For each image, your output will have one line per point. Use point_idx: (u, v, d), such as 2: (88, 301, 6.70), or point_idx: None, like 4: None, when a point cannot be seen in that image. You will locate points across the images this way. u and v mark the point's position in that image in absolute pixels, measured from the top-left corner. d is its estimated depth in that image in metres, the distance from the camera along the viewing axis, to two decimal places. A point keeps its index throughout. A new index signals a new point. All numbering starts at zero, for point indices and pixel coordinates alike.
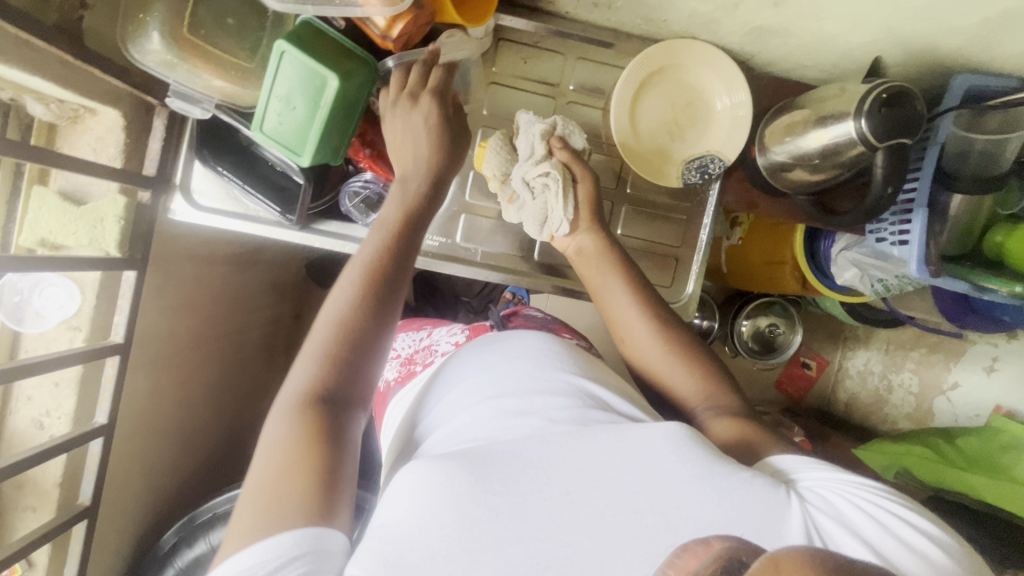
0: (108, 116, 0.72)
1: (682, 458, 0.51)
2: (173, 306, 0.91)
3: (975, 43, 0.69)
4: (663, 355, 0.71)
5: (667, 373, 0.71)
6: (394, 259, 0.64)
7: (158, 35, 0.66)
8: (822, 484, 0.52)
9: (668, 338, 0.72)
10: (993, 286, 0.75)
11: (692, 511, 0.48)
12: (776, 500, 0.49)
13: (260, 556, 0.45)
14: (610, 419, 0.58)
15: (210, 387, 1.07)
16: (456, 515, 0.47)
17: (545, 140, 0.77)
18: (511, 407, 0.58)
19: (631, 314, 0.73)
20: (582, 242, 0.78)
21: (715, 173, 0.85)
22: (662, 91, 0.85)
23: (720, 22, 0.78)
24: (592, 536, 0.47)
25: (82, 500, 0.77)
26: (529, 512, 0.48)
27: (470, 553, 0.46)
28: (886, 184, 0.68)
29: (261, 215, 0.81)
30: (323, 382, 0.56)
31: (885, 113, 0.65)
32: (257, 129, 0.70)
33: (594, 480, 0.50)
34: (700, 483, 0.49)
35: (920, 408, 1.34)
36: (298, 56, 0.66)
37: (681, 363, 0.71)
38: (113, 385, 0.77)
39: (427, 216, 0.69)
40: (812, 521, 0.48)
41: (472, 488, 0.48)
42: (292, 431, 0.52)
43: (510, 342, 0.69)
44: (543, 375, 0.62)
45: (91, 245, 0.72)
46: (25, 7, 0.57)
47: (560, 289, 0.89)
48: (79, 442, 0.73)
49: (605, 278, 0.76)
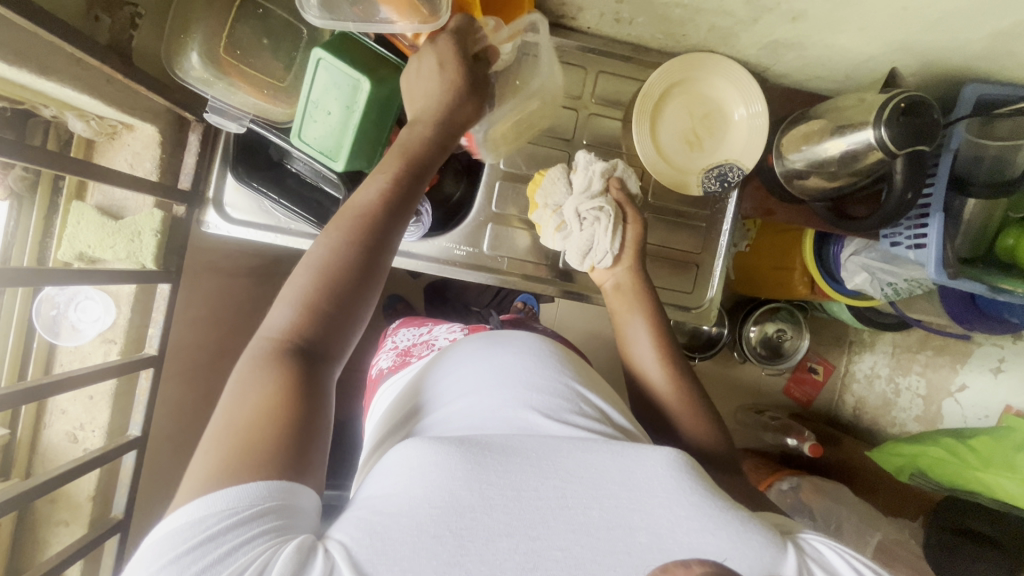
0: (146, 132, 0.73)
1: (683, 485, 0.52)
2: (196, 318, 0.92)
3: (985, 54, 0.72)
4: (674, 406, 0.72)
5: (676, 423, 0.71)
6: (392, 209, 0.60)
7: (197, 55, 0.68)
8: (821, 541, 0.55)
9: (683, 392, 0.72)
10: (1006, 287, 0.78)
11: (685, 537, 0.50)
12: (774, 546, 0.51)
13: (232, 501, 0.44)
14: (607, 432, 0.60)
15: None
16: (447, 500, 0.48)
17: (604, 177, 0.79)
18: (510, 401, 0.59)
19: (653, 358, 0.75)
20: (620, 277, 0.81)
21: (734, 181, 0.87)
22: (681, 101, 0.87)
23: (738, 36, 0.81)
24: (584, 544, 0.48)
25: (115, 513, 0.77)
26: (523, 509, 0.49)
27: (459, 540, 0.47)
28: (907, 190, 0.71)
29: (292, 227, 0.81)
30: (304, 331, 0.54)
31: (904, 121, 0.67)
32: (295, 138, 0.72)
33: (591, 489, 0.51)
34: (698, 511, 0.51)
35: (929, 411, 1.35)
36: (333, 63, 0.67)
37: (689, 417, 0.71)
38: (147, 398, 0.78)
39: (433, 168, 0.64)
40: (807, 567, 0.51)
41: (467, 476, 0.49)
42: (271, 377, 0.51)
43: (510, 337, 0.70)
44: (546, 373, 0.63)
45: (127, 258, 0.73)
46: (78, 26, 0.59)
47: (567, 294, 0.91)
48: (116, 455, 0.73)
49: (631, 317, 0.78)
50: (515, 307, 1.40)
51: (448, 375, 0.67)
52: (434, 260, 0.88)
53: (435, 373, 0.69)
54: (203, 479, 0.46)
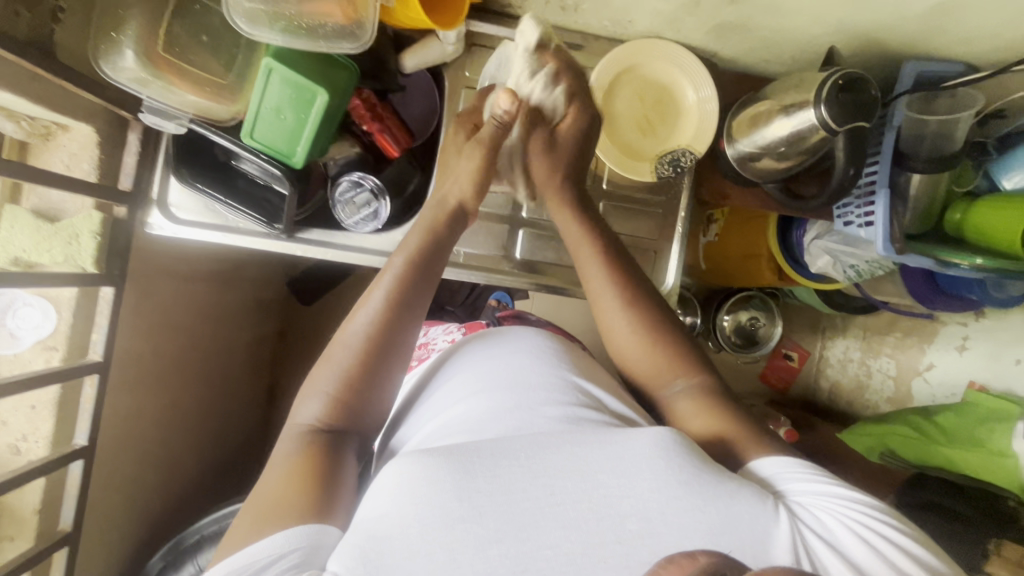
0: (82, 132, 0.71)
1: (673, 464, 0.52)
2: (154, 325, 0.89)
3: (920, 33, 0.73)
4: (637, 338, 0.71)
5: (639, 357, 0.71)
6: (410, 290, 0.68)
7: (131, 54, 0.63)
8: (808, 497, 0.54)
9: (641, 319, 0.72)
10: (954, 259, 0.79)
11: (675, 518, 0.49)
12: (764, 512, 0.51)
13: (252, 555, 0.49)
14: (603, 419, 0.61)
15: (192, 407, 1.05)
16: (438, 513, 0.48)
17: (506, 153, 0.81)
18: (512, 403, 0.61)
19: (608, 284, 0.73)
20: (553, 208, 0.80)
21: (687, 166, 0.87)
22: (632, 88, 0.88)
23: (683, 20, 0.81)
24: (574, 539, 0.48)
25: (62, 525, 0.75)
26: (512, 512, 0.49)
27: (450, 552, 0.47)
28: (849, 168, 0.72)
29: (242, 227, 0.81)
30: (331, 415, 0.63)
31: (841, 98, 0.69)
32: (247, 138, 0.71)
33: (580, 482, 0.51)
34: (686, 490, 0.50)
35: (900, 390, 1.38)
36: (284, 73, 0.66)
37: (656, 347, 0.71)
38: (93, 406, 0.75)
39: (445, 249, 0.74)
40: (799, 535, 0.50)
41: (456, 486, 0.50)
42: (296, 455, 0.59)
43: (507, 337, 0.72)
44: (538, 370, 0.66)
45: (65, 262, 0.70)
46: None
47: (542, 288, 0.91)
48: (60, 464, 0.71)
49: (580, 239, 0.76)
50: (490, 305, 1.40)
51: (450, 381, 0.69)
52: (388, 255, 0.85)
53: (438, 381, 0.71)
54: (237, 535, 0.52)
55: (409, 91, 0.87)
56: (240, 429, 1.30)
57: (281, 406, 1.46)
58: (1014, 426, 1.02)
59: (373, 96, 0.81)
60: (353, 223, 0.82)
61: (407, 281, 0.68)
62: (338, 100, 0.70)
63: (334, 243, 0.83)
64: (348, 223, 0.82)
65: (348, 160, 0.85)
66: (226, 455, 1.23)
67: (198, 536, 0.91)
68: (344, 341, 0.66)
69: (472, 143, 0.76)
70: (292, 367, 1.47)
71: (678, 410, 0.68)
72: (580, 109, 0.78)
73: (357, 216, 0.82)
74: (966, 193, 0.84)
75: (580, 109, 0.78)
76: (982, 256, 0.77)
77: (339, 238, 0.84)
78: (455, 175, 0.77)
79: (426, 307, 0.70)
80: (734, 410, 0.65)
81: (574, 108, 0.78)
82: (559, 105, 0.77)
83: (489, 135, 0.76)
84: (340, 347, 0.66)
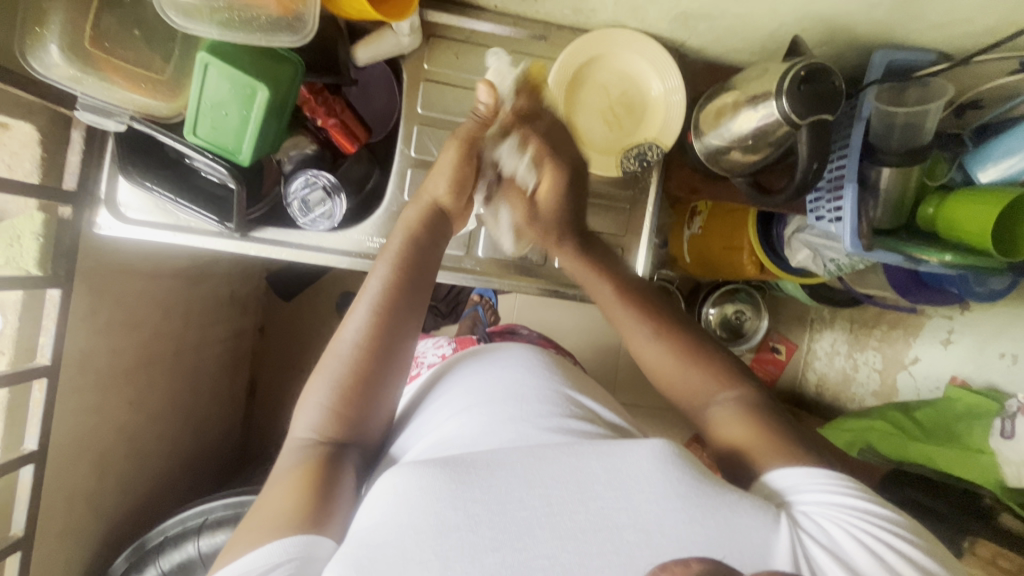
0: (22, 130, 0.69)
1: (669, 475, 0.51)
2: (115, 325, 0.88)
3: (890, 20, 0.70)
4: (677, 359, 0.71)
5: (676, 377, 0.70)
6: (403, 296, 0.66)
7: (56, 48, 0.60)
8: (812, 507, 0.53)
9: (678, 343, 0.72)
10: (925, 256, 0.77)
11: (673, 529, 0.48)
12: (766, 524, 0.49)
13: (247, 565, 0.49)
14: (595, 430, 0.60)
15: (159, 408, 1.03)
16: (433, 522, 0.47)
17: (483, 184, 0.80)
18: (509, 413, 0.59)
19: (631, 317, 0.75)
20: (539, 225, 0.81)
21: (653, 160, 0.85)
22: (596, 79, 0.86)
23: (646, 9, 0.78)
24: (571, 549, 0.47)
25: (15, 530, 0.74)
26: (508, 521, 0.47)
27: (444, 561, 0.45)
28: (812, 161, 0.69)
29: (195, 226, 0.79)
30: (327, 427, 0.61)
31: (803, 89, 0.66)
32: (190, 134, 0.68)
33: (577, 492, 0.49)
34: (685, 502, 0.49)
35: (885, 384, 1.37)
36: (221, 68, 0.64)
37: (695, 367, 0.70)
38: (43, 410, 0.74)
39: (433, 259, 0.72)
40: (801, 547, 0.49)
41: (451, 496, 0.48)
42: (294, 468, 0.58)
43: (501, 351, 0.72)
44: (537, 382, 0.65)
45: (8, 264, 0.69)
46: None
47: (543, 291, 0.90)
48: (9, 469, 0.71)
49: (596, 282, 0.78)
50: (472, 300, 1.39)
51: (449, 393, 0.68)
52: (348, 253, 0.82)
53: (438, 393, 0.70)
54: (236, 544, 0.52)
55: (365, 85, 0.86)
56: (216, 426, 1.29)
57: (263, 402, 1.45)
58: (991, 423, 1.01)
59: (323, 88, 0.78)
60: (308, 222, 0.80)
61: (398, 287, 0.67)
62: (280, 95, 0.68)
63: (288, 241, 0.81)
64: (301, 220, 0.80)
65: (302, 156, 0.83)
66: (202, 453, 1.23)
67: (161, 538, 0.90)
68: (334, 350, 0.64)
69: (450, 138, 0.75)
70: (273, 365, 1.46)
71: (721, 424, 0.65)
72: (556, 166, 0.77)
73: (311, 214, 0.80)
74: (940, 185, 0.82)
75: (555, 172, 0.77)
76: (950, 253, 0.75)
77: (293, 236, 0.81)
78: (435, 173, 0.76)
79: (420, 318, 0.68)
80: (779, 420, 0.63)
81: (549, 169, 0.77)
82: (532, 173, 0.78)
83: (469, 130, 0.75)
84: (335, 357, 0.64)
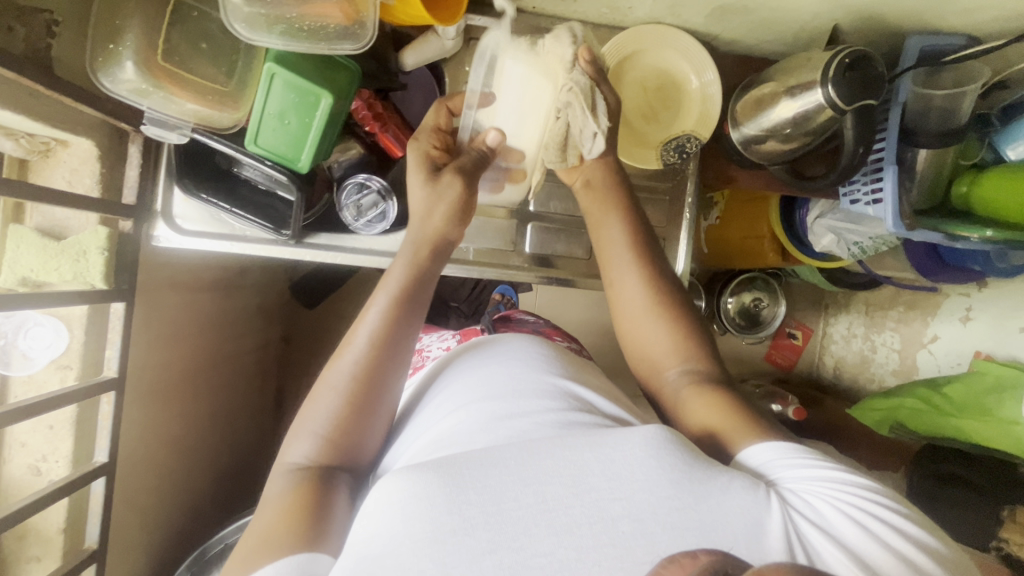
0: (81, 146, 0.70)
1: (664, 462, 0.49)
2: (164, 337, 0.89)
3: (925, 8, 0.73)
4: (649, 315, 0.72)
5: (644, 337, 0.72)
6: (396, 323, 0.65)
7: (131, 64, 0.62)
8: (801, 485, 0.51)
9: (660, 301, 0.72)
10: (966, 233, 0.79)
11: (668, 518, 0.46)
12: (755, 502, 0.48)
13: None
14: (592, 420, 0.59)
15: (198, 423, 1.03)
16: (426, 529, 0.45)
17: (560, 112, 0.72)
18: (503, 411, 0.58)
19: (624, 265, 0.74)
20: (591, 174, 0.78)
21: (692, 151, 0.88)
22: (635, 74, 0.88)
23: (683, 5, 0.80)
24: (568, 545, 0.45)
25: (88, 543, 0.75)
26: (504, 522, 0.46)
27: (442, 569, 0.43)
28: (858, 146, 0.71)
29: (248, 235, 0.80)
30: (320, 454, 0.60)
31: (849, 76, 0.68)
32: (251, 144, 0.69)
33: (571, 486, 0.47)
34: (679, 488, 0.47)
35: (905, 363, 1.39)
36: (286, 78, 0.65)
37: (665, 331, 0.71)
38: (111, 422, 0.75)
39: (426, 285, 0.70)
40: (792, 525, 0.47)
41: (445, 499, 0.46)
42: (285, 491, 0.57)
43: (496, 351, 0.72)
44: (530, 379, 0.64)
45: (74, 279, 0.70)
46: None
47: (563, 283, 0.92)
48: (83, 482, 0.71)
49: (606, 217, 0.77)
50: (494, 299, 1.40)
51: (442, 397, 0.67)
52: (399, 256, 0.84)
53: (433, 397, 0.69)
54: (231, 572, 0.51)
55: (410, 89, 0.86)
56: (251, 436, 1.29)
57: (291, 411, 1.46)
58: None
59: (374, 96, 0.79)
60: (362, 226, 0.81)
61: (394, 312, 0.66)
62: (342, 102, 0.69)
63: (342, 246, 0.83)
64: (355, 225, 0.81)
65: (350, 162, 0.83)
66: (241, 462, 1.24)
67: (222, 546, 0.91)
68: (329, 380, 0.64)
69: (452, 173, 0.71)
70: (300, 372, 1.47)
71: (676, 397, 0.68)
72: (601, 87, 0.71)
73: (364, 219, 0.81)
74: (973, 164, 0.84)
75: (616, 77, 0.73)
76: (992, 228, 0.78)
77: (346, 241, 0.83)
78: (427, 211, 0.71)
79: (413, 339, 0.67)
80: (735, 394, 0.65)
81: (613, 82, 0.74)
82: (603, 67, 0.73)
83: (468, 168, 0.73)
84: (331, 384, 0.63)
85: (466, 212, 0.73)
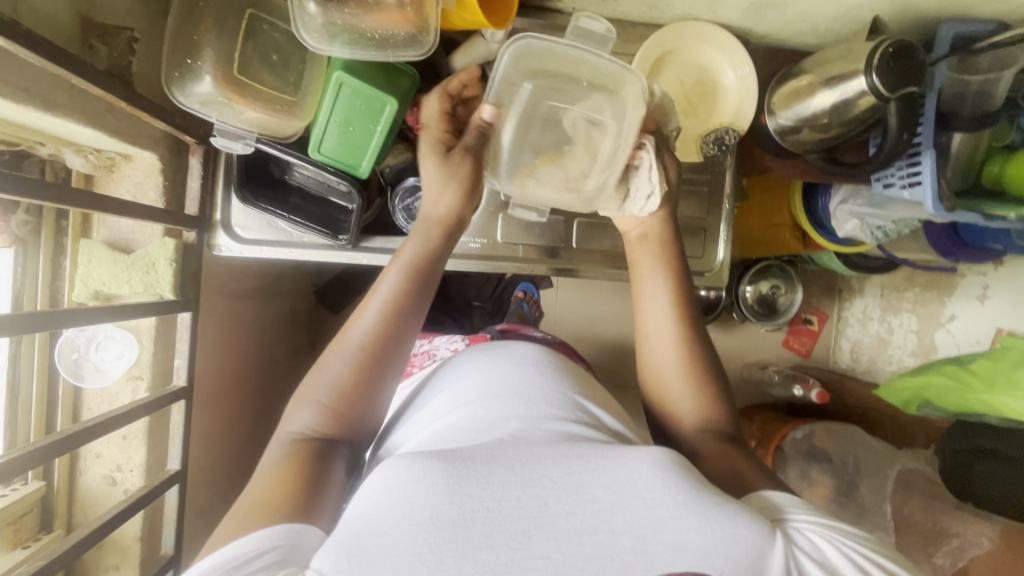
0: (145, 160, 0.71)
1: (669, 483, 0.48)
2: (214, 344, 0.90)
3: None
4: (682, 372, 0.70)
5: (668, 383, 0.70)
6: (408, 306, 0.65)
7: (208, 77, 0.65)
8: (805, 523, 0.52)
9: (692, 358, 0.70)
10: (1003, 212, 0.82)
11: (669, 537, 0.45)
12: (761, 534, 0.47)
13: (233, 552, 0.45)
14: (598, 435, 0.58)
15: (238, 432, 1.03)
16: (427, 514, 0.44)
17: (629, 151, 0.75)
18: (509, 412, 0.57)
19: (662, 318, 0.72)
20: (646, 227, 0.77)
21: (731, 144, 0.89)
22: (673, 70, 0.89)
23: (721, 2, 0.82)
24: (566, 551, 0.44)
25: (164, 549, 0.76)
26: (504, 519, 0.45)
27: (438, 554, 0.43)
28: (902, 132, 0.73)
29: (305, 241, 0.81)
30: (320, 426, 0.60)
31: (893, 66, 0.70)
32: (314, 152, 0.71)
33: (574, 494, 0.46)
34: (685, 509, 0.46)
35: (922, 343, 1.41)
36: (353, 85, 0.67)
37: (695, 387, 0.69)
38: (182, 430, 0.75)
39: (432, 278, 0.68)
40: (794, 562, 0.48)
41: (447, 488, 0.45)
42: (280, 461, 0.56)
43: (501, 349, 0.70)
44: (541, 384, 0.62)
45: (146, 291, 0.71)
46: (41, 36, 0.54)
47: (612, 275, 0.94)
48: (162, 490, 0.72)
49: (649, 274, 0.75)
50: (516, 296, 1.38)
51: (442, 395, 0.66)
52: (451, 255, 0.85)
53: (428, 398, 0.68)
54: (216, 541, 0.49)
55: None
56: None
57: None
58: None
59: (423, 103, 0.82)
60: None
61: (408, 297, 0.65)
62: (403, 107, 0.71)
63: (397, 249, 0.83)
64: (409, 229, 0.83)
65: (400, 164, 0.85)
66: None
67: None
68: (339, 350, 0.62)
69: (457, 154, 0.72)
70: None
71: (693, 454, 0.66)
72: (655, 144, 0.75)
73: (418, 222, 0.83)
74: (1006, 146, 0.86)
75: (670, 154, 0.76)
76: None
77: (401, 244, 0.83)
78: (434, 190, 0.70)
79: (421, 327, 0.66)
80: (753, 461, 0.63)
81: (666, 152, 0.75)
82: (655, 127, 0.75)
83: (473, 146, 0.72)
84: (339, 354, 0.62)
85: (474, 195, 0.73)
